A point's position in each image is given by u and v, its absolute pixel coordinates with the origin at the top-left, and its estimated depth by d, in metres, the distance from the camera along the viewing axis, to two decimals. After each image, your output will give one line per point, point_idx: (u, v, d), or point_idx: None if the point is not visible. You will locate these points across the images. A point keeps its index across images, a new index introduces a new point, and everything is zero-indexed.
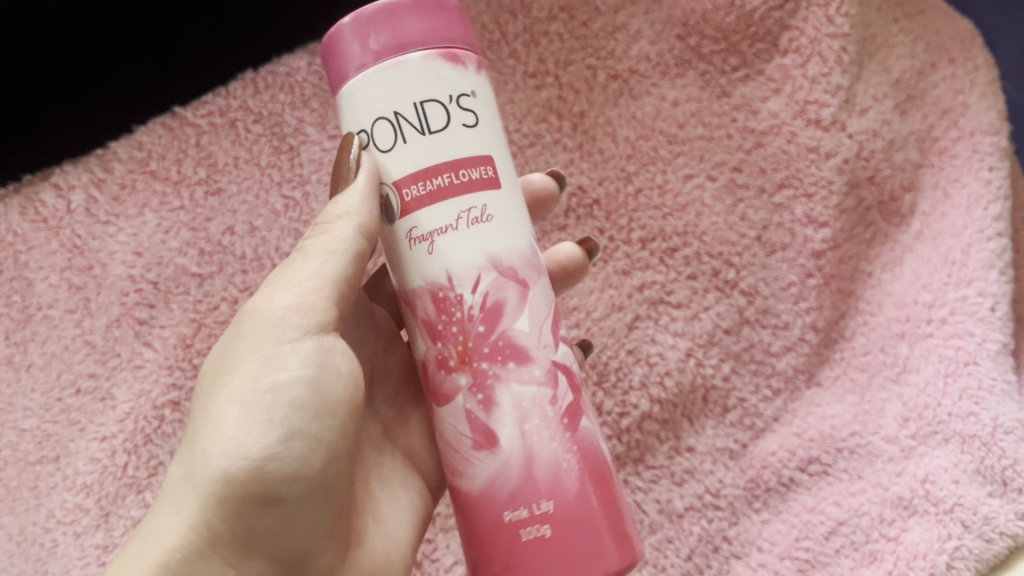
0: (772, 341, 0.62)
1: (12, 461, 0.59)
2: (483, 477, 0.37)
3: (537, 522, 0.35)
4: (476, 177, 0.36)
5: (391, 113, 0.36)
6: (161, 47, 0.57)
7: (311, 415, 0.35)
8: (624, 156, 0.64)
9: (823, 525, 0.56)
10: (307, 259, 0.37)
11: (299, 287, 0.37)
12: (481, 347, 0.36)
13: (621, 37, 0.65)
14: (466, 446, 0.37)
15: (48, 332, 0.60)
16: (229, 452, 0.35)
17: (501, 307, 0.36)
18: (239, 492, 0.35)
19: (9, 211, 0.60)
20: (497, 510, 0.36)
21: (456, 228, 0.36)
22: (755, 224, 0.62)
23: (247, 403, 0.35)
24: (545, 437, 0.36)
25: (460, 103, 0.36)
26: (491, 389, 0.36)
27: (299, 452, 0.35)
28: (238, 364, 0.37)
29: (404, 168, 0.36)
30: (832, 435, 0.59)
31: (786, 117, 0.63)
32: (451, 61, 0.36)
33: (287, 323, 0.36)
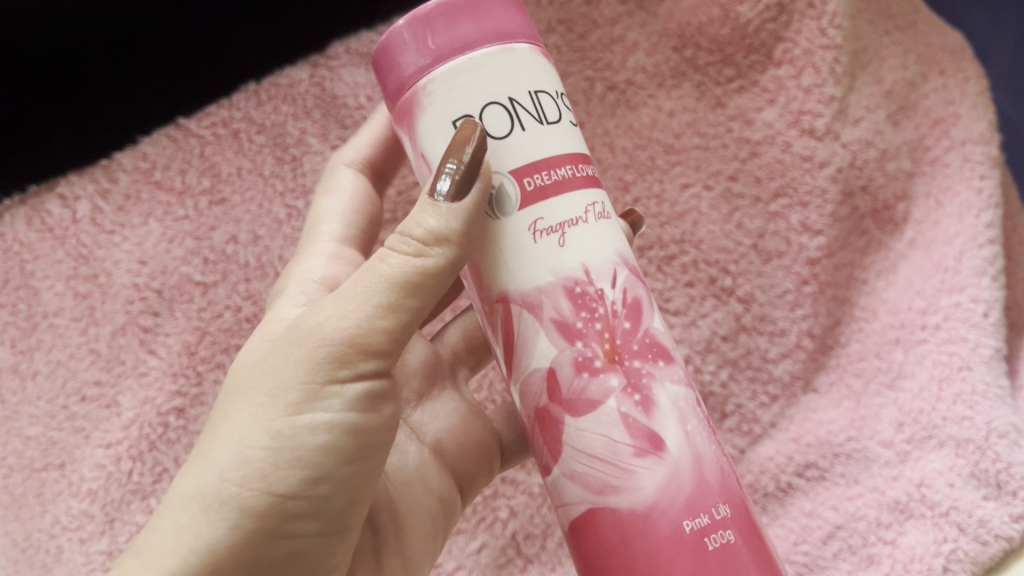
0: (769, 347, 0.63)
1: (17, 468, 0.59)
2: (651, 489, 0.33)
3: (720, 528, 0.33)
4: (587, 174, 0.36)
5: (506, 99, 0.34)
6: (163, 54, 0.59)
7: (345, 458, 0.34)
8: (621, 166, 0.65)
9: (820, 529, 0.56)
10: (380, 286, 0.33)
11: (362, 319, 0.33)
12: (629, 344, 0.34)
13: (617, 49, 0.67)
14: (624, 456, 0.33)
15: (53, 340, 0.60)
16: (253, 486, 0.33)
17: (638, 303, 0.35)
18: (259, 525, 0.33)
19: (15, 220, 0.61)
20: (675, 520, 0.33)
21: (587, 219, 0.35)
22: (751, 232, 0.63)
23: (286, 438, 0.33)
24: (704, 439, 0.34)
25: (562, 101, 0.36)
26: (649, 389, 0.34)
27: (323, 495, 0.34)
28: (277, 391, 0.34)
29: (526, 156, 0.34)
30: (828, 440, 0.59)
31: (780, 127, 0.64)
32: (545, 57, 0.36)
33: (343, 363, 0.33)
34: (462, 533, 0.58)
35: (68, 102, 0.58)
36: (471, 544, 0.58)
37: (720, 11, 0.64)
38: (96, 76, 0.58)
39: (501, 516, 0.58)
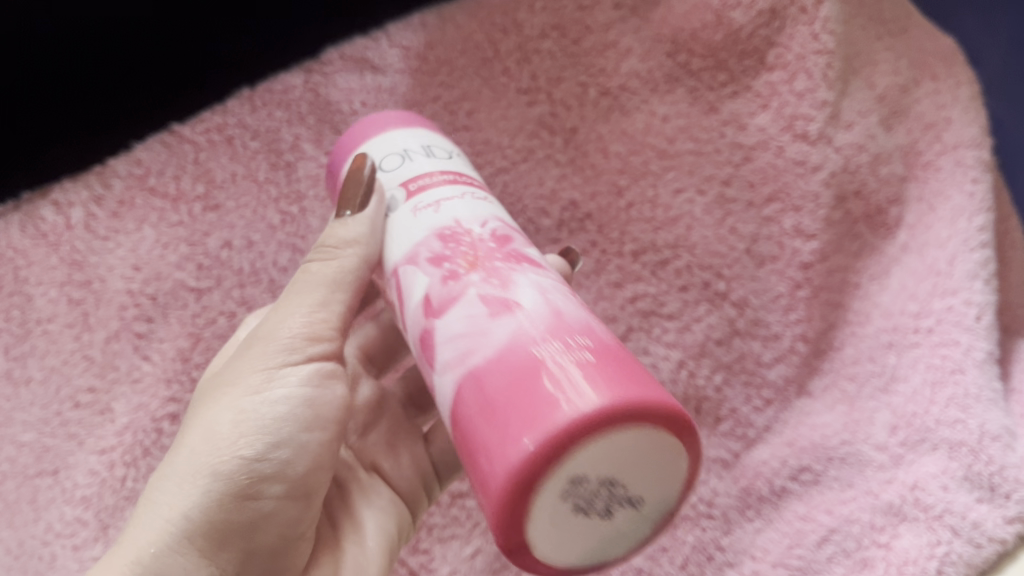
0: (762, 352, 0.63)
1: (11, 475, 0.58)
2: (504, 334, 0.32)
3: (577, 350, 0.31)
4: (475, 183, 0.42)
5: (399, 150, 0.42)
6: (156, 65, 0.59)
7: (302, 426, 0.38)
8: (616, 171, 0.65)
9: (815, 533, 0.56)
10: (315, 286, 0.40)
11: (306, 313, 0.39)
12: (495, 254, 0.36)
13: (611, 55, 0.66)
14: (479, 320, 0.34)
15: (46, 346, 0.60)
16: (220, 457, 0.37)
17: (508, 237, 0.38)
18: (229, 489, 0.37)
19: (9, 227, 0.61)
20: (527, 349, 0.32)
21: (464, 197, 0.39)
22: (745, 237, 0.64)
23: (248, 412, 0.38)
24: (568, 303, 0.34)
25: (458, 158, 0.44)
26: (509, 274, 0.35)
27: (287, 463, 0.38)
28: (239, 378, 0.39)
29: (410, 172, 0.41)
30: (822, 443, 0.60)
31: (773, 132, 0.64)
32: (444, 137, 0.45)
33: (293, 347, 0.39)
34: (456, 538, 0.58)
35: (62, 112, 0.58)
36: (466, 549, 0.58)
37: (712, 16, 0.64)
38: (91, 82, 0.57)
39: None
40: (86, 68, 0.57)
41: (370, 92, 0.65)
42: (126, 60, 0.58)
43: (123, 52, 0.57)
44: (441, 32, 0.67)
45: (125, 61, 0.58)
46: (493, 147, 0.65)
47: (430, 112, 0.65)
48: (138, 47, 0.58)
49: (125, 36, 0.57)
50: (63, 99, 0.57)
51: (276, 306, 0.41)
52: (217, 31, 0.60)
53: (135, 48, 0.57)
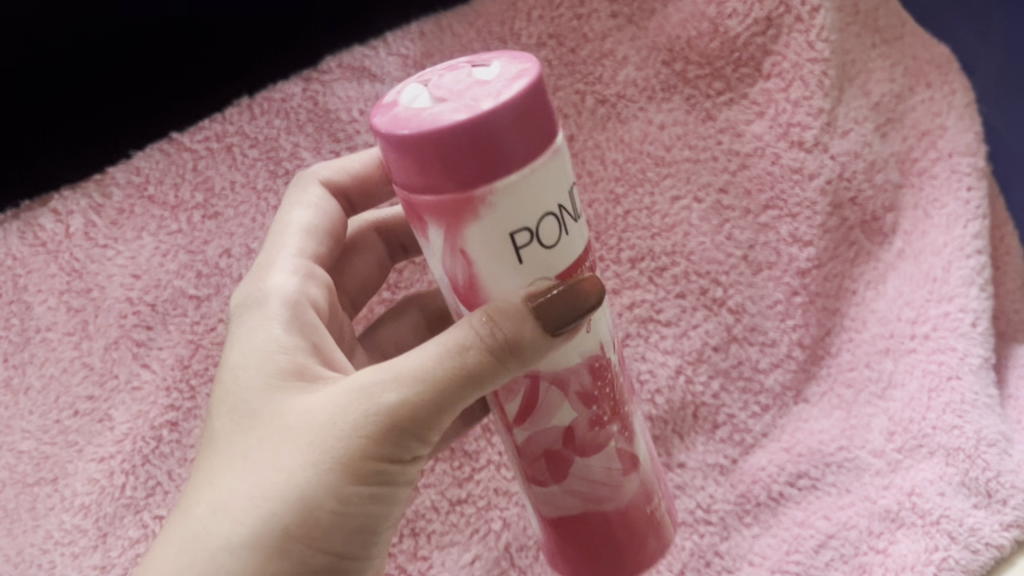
0: (759, 358, 0.63)
1: (10, 482, 0.59)
2: (588, 465, 0.40)
3: (628, 467, 0.41)
4: (587, 252, 0.38)
5: (548, 216, 0.34)
6: (153, 70, 0.58)
7: (386, 522, 0.38)
8: (613, 179, 0.65)
9: (814, 538, 0.57)
10: (461, 362, 0.34)
11: (422, 401, 0.35)
12: (595, 370, 0.38)
13: (608, 64, 0.66)
14: (565, 443, 0.39)
15: (45, 354, 0.60)
16: (316, 544, 0.35)
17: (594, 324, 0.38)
18: (313, 574, 0.36)
19: (8, 235, 0.61)
20: (599, 474, 0.40)
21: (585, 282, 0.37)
22: (742, 243, 0.64)
23: (345, 503, 0.35)
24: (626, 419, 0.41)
25: (571, 193, 0.35)
26: (595, 395, 0.39)
27: (366, 555, 0.38)
28: (340, 455, 0.35)
29: (556, 262, 0.35)
30: (820, 449, 0.60)
31: (769, 139, 0.64)
32: (566, 150, 0.34)
33: (410, 445, 0.35)
34: (456, 544, 0.58)
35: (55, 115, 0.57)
36: (465, 555, 0.58)
37: (709, 25, 0.64)
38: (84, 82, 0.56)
39: (495, 528, 0.58)
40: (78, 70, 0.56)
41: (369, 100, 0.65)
42: (117, 63, 0.57)
43: (121, 53, 0.56)
44: (440, 41, 0.66)
45: (120, 64, 0.57)
46: None
47: None
48: (131, 47, 0.56)
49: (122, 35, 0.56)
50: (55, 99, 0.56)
51: (397, 364, 0.35)
52: (217, 39, 0.58)
53: (127, 45, 0.56)
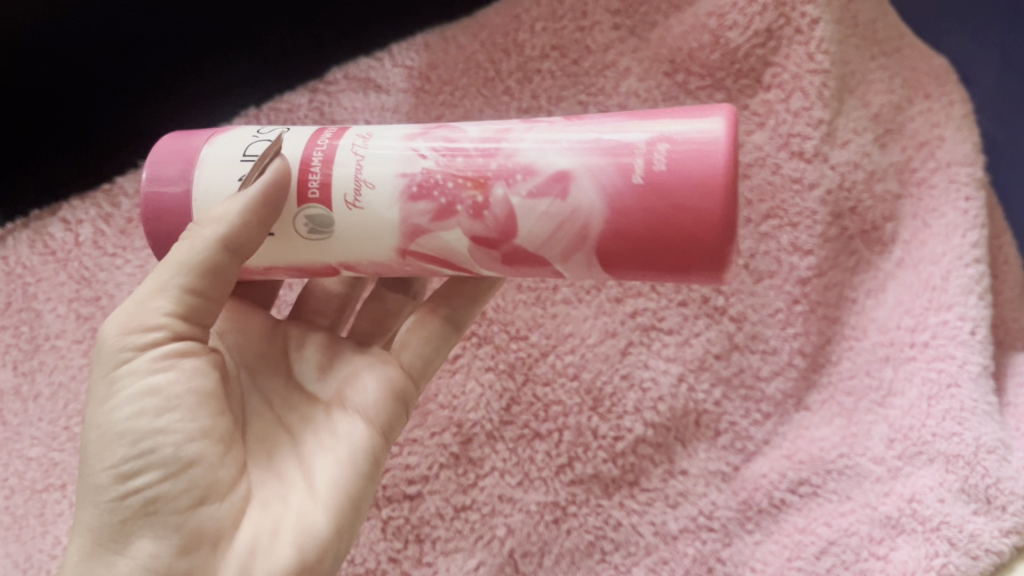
0: (761, 366, 0.63)
1: (19, 489, 0.59)
2: (593, 197, 0.37)
3: (648, 156, 0.37)
4: (328, 138, 0.41)
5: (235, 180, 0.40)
6: (162, 78, 0.60)
7: (164, 406, 0.38)
8: None
9: (814, 545, 0.57)
10: (165, 269, 0.39)
11: (146, 305, 0.39)
12: (486, 164, 0.39)
13: (610, 75, 0.67)
14: (564, 227, 0.38)
15: (55, 362, 0.61)
16: (97, 466, 0.38)
17: (450, 142, 0.40)
18: (116, 487, 0.37)
19: (19, 244, 0.62)
20: (630, 198, 0.37)
21: (360, 157, 0.40)
22: (743, 252, 0.65)
23: (103, 423, 0.38)
24: (577, 150, 0.38)
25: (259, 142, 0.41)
26: (511, 180, 0.38)
27: (161, 445, 0.38)
28: (91, 392, 0.39)
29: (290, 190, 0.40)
30: (821, 456, 0.60)
31: (770, 149, 0.65)
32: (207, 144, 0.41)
33: (125, 350, 0.39)
34: (460, 551, 0.59)
35: (46, 108, 0.58)
36: (469, 561, 0.58)
37: (710, 37, 0.65)
38: (80, 77, 0.58)
39: (499, 534, 0.59)
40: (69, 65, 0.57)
41: (374, 111, 0.65)
42: (123, 66, 0.59)
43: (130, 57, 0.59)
44: (444, 53, 0.67)
45: (126, 67, 0.59)
46: None
47: (433, 129, 0.65)
48: (139, 53, 0.59)
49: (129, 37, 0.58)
50: (48, 93, 0.58)
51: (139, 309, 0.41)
52: (215, 46, 0.60)
53: (132, 51, 0.58)
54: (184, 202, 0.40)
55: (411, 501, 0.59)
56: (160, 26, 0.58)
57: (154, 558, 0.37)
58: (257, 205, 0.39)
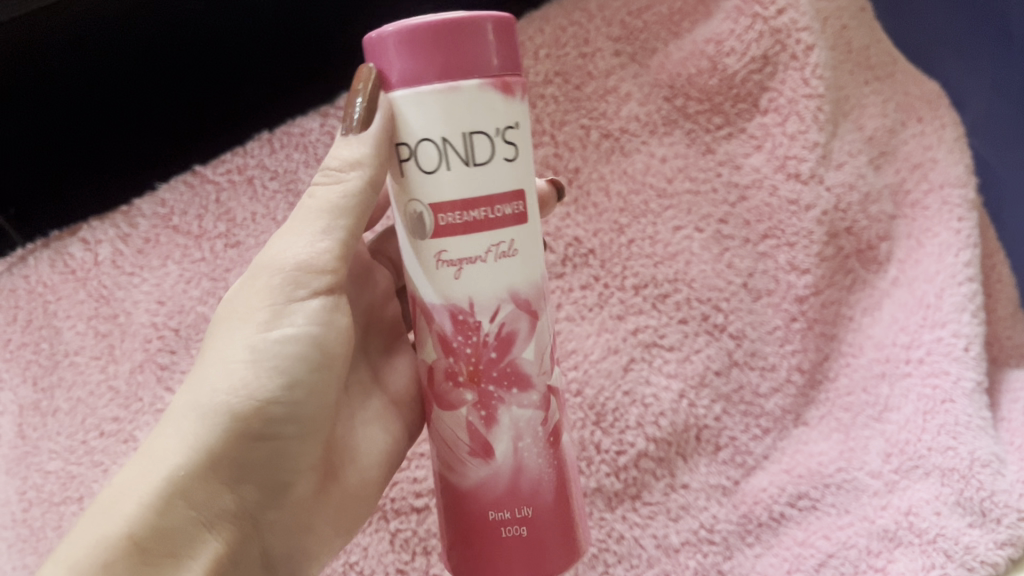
0: (760, 382, 0.65)
1: (37, 502, 0.60)
2: (512, 470, 0.40)
3: (517, 523, 0.39)
4: (509, 213, 0.38)
5: (476, 130, 0.36)
6: (176, 108, 0.62)
7: (310, 367, 0.41)
8: (617, 210, 0.66)
9: (813, 557, 0.59)
10: (325, 214, 0.40)
11: (311, 245, 0.40)
12: (490, 371, 0.39)
13: (612, 99, 0.68)
14: (462, 449, 0.40)
15: (73, 377, 0.63)
16: (239, 398, 0.39)
17: (513, 337, 0.39)
18: (245, 425, 0.39)
19: (40, 264, 0.64)
20: (492, 501, 0.40)
21: (485, 258, 0.37)
22: (741, 271, 0.66)
23: (259, 351, 0.40)
24: (534, 452, 0.40)
25: (504, 138, 0.37)
26: (495, 408, 0.39)
27: (294, 404, 0.41)
28: (246, 310, 0.40)
29: (447, 194, 0.37)
30: (819, 471, 0.62)
31: (767, 171, 0.67)
32: (503, 92, 0.36)
33: (299, 281, 0.40)
34: None
35: (70, 150, 0.61)
36: None
37: (708, 63, 0.67)
38: (93, 119, 0.60)
39: None
40: (75, 109, 0.59)
41: None
42: (140, 99, 0.60)
43: (145, 92, 0.60)
44: None
45: (144, 102, 0.60)
46: None
47: None
48: (154, 86, 0.60)
49: (144, 78, 0.59)
50: (67, 139, 0.60)
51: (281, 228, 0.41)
52: (221, 74, 0.61)
53: (149, 87, 0.60)
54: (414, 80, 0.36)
55: (418, 513, 0.59)
56: (175, 62, 0.59)
57: (247, 502, 0.41)
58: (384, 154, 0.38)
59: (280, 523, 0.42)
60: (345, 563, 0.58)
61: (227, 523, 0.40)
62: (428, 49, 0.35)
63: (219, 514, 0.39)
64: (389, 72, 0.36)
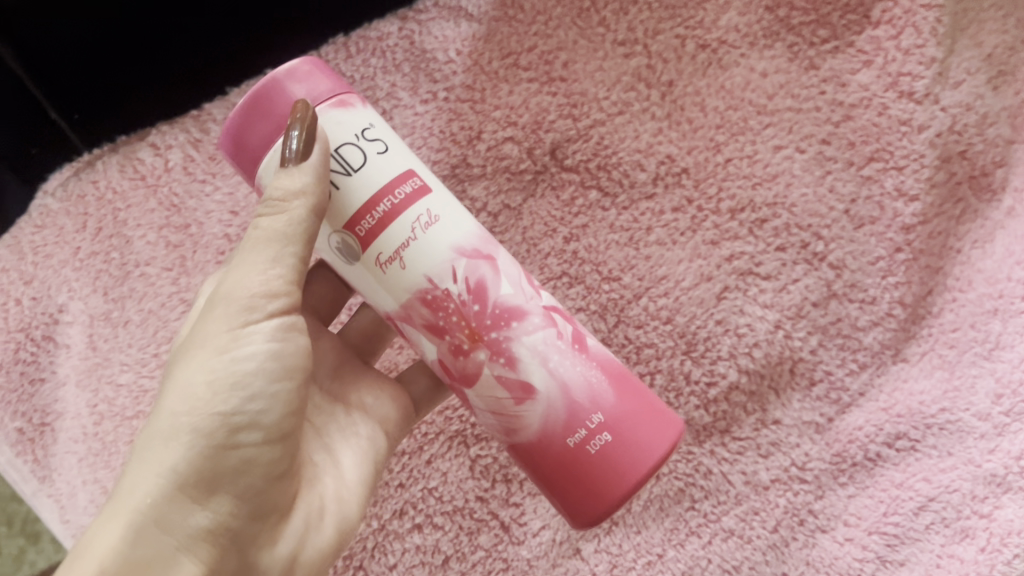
0: (859, 315, 0.60)
1: (109, 416, 0.59)
2: (562, 397, 0.42)
3: (598, 434, 0.42)
4: (409, 191, 0.42)
5: (335, 148, 0.41)
6: (248, 15, 0.57)
7: (273, 376, 0.39)
8: (713, 126, 0.62)
9: (912, 501, 0.57)
10: (270, 246, 0.39)
11: (263, 274, 0.39)
12: (483, 321, 0.42)
13: (710, 8, 0.63)
14: (510, 406, 0.43)
15: (144, 289, 0.60)
16: (199, 414, 0.37)
17: (482, 283, 0.42)
18: (210, 440, 0.37)
19: (108, 168, 0.61)
20: (562, 439, 0.43)
21: (415, 237, 0.41)
22: (844, 197, 0.61)
23: (215, 371, 0.38)
24: (569, 365, 0.43)
25: (366, 137, 0.42)
26: (510, 350, 0.42)
27: (261, 412, 0.38)
28: (203, 336, 0.39)
29: (353, 206, 0.41)
30: (920, 410, 0.59)
31: (877, 89, 0.62)
32: (341, 106, 0.41)
33: (253, 305, 0.39)
34: None
35: (140, 66, 0.56)
36: None
37: None
38: (165, 35, 0.55)
39: None
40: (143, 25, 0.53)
41: (466, 41, 0.63)
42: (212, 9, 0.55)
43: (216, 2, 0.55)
44: None
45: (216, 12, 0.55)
46: (589, 99, 0.62)
47: (526, 61, 0.62)
48: None
49: None
50: (136, 56, 0.55)
51: (231, 267, 0.40)
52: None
53: None
54: (264, 141, 0.41)
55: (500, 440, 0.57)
56: None
57: (230, 518, 0.38)
58: (322, 176, 0.40)
59: (266, 534, 0.40)
60: (424, 488, 0.56)
61: (207, 543, 0.37)
62: (259, 111, 0.41)
63: (196, 536, 0.37)
64: (249, 145, 0.41)
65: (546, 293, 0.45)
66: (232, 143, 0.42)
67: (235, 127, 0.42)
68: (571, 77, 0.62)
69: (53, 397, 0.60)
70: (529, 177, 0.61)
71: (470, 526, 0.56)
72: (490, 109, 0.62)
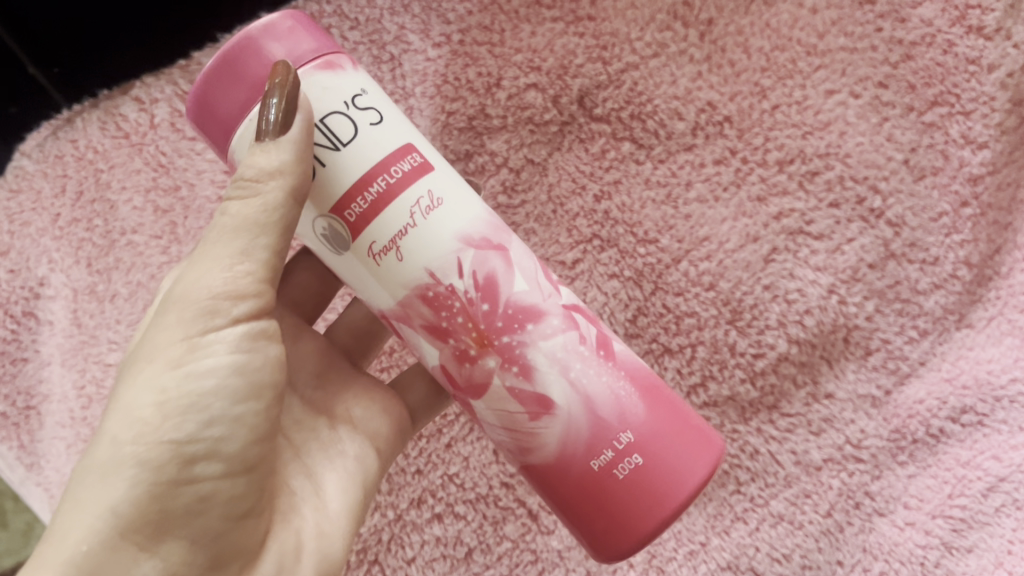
0: (919, 278, 0.54)
1: (98, 398, 0.54)
2: (586, 413, 0.37)
3: (627, 457, 0.37)
4: (407, 169, 0.36)
5: (320, 119, 0.35)
6: None
7: (236, 398, 0.33)
8: (758, 69, 0.56)
9: (981, 481, 0.52)
10: (237, 236, 0.34)
11: (225, 274, 0.33)
12: (494, 323, 0.37)
13: None
14: (525, 422, 0.38)
15: (131, 260, 0.55)
16: (147, 443, 0.32)
17: (492, 279, 0.37)
18: (161, 473, 0.32)
19: (88, 126, 0.56)
20: (584, 462, 0.37)
21: (413, 224, 0.36)
22: (903, 145, 0.55)
23: (167, 390, 0.32)
24: (593, 375, 0.37)
25: (357, 105, 0.36)
26: (524, 357, 0.37)
27: (221, 439, 0.33)
28: (155, 349, 0.33)
29: (342, 187, 0.36)
30: (989, 381, 0.53)
31: (941, 24, 0.55)
32: (329, 69, 0.36)
33: (214, 309, 0.33)
34: None
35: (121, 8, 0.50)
36: None
37: None
38: None
39: None
40: None
41: None
42: None
43: None
44: None
45: None
46: (621, 40, 0.55)
47: None
48: None
49: None
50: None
51: (189, 264, 0.35)
52: None
53: None
54: (236, 110, 0.35)
55: None
56: None
57: (183, 567, 0.32)
58: (304, 152, 0.34)
59: None
60: (444, 475, 0.51)
61: None
62: (230, 73, 0.35)
63: None
64: (219, 114, 0.35)
65: (566, 290, 0.39)
66: (200, 112, 0.36)
67: (203, 94, 0.36)
68: (599, 16, 0.56)
69: (37, 378, 0.56)
70: (554, 129, 0.55)
71: (496, 515, 0.51)
72: (510, 53, 0.56)
